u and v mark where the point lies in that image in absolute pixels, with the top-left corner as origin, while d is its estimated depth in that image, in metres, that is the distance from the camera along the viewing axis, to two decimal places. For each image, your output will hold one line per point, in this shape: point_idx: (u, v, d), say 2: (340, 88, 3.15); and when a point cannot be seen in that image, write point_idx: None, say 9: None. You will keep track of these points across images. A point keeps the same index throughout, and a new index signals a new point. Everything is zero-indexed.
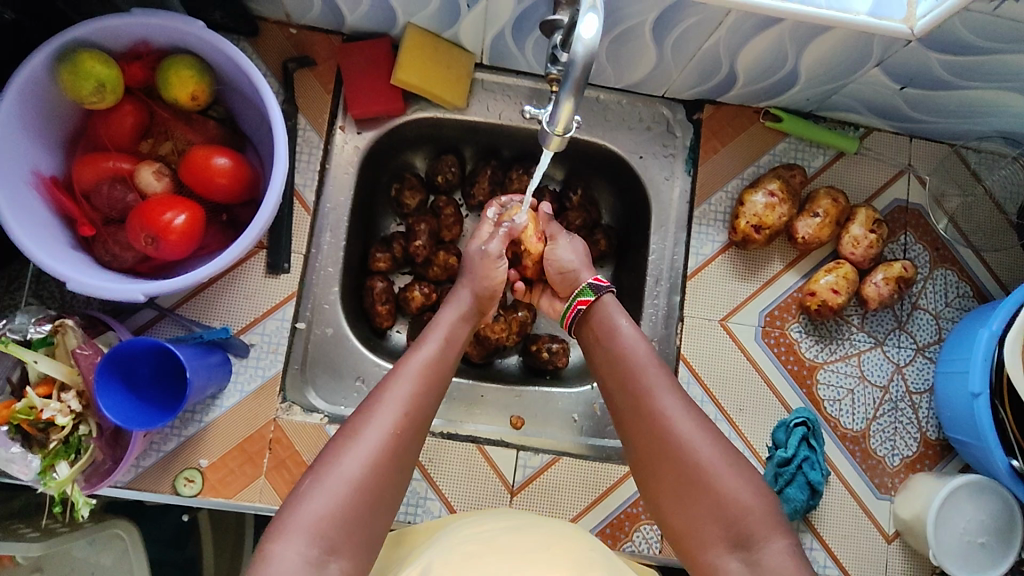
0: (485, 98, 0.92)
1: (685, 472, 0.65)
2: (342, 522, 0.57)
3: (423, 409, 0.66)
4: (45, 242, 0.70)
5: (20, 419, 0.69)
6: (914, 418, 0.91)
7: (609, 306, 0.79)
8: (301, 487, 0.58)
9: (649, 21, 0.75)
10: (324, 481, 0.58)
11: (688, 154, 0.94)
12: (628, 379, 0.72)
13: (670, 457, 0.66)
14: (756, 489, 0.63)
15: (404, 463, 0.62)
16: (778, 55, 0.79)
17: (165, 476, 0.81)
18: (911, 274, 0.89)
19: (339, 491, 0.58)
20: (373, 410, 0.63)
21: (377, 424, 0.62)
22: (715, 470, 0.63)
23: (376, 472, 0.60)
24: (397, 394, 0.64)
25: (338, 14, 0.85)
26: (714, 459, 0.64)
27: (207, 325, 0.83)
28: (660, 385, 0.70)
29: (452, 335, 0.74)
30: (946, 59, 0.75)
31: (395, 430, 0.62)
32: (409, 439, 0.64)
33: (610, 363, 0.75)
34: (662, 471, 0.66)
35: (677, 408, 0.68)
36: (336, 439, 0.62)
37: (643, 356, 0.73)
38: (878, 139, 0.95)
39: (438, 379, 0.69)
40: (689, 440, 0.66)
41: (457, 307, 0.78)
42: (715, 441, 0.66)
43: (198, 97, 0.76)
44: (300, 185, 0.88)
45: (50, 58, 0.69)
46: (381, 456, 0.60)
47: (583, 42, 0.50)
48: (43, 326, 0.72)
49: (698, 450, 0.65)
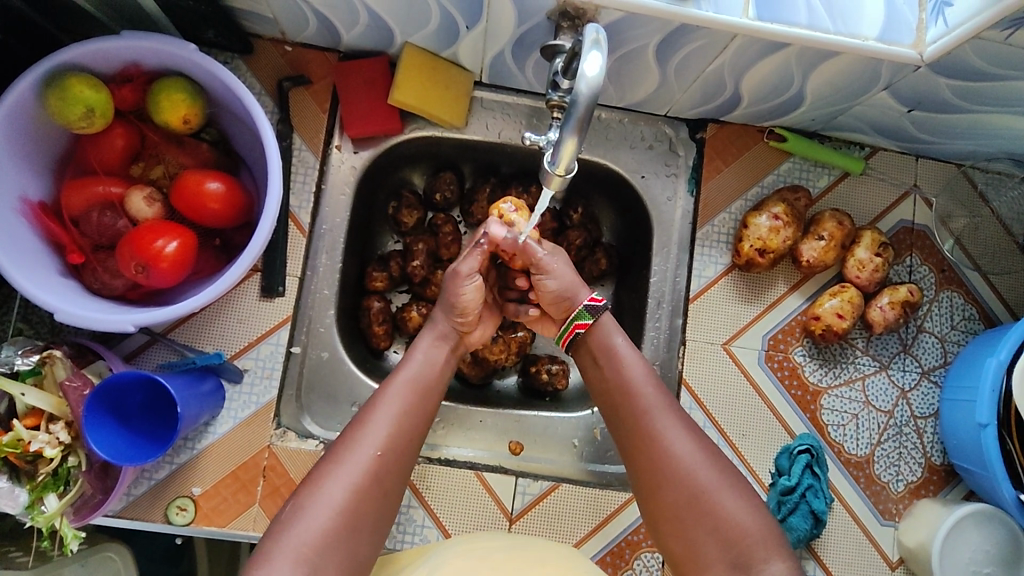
0: (484, 116, 0.91)
1: (685, 493, 0.65)
2: (328, 544, 0.58)
3: (412, 426, 0.66)
4: (33, 271, 0.68)
5: (8, 453, 0.68)
6: (919, 443, 0.90)
7: (605, 327, 0.76)
8: (283, 514, 0.59)
9: (653, 44, 0.74)
10: (308, 508, 0.59)
11: (691, 174, 0.92)
12: (627, 398, 0.71)
13: (671, 477, 0.66)
14: (756, 512, 0.63)
15: (390, 483, 0.63)
16: (784, 78, 0.78)
17: (156, 505, 0.79)
18: (916, 298, 0.87)
19: (322, 516, 0.58)
20: (359, 431, 0.63)
21: (361, 445, 0.62)
22: (714, 494, 0.64)
23: (359, 495, 0.60)
24: (383, 415, 0.65)
25: (334, 33, 0.83)
26: (714, 484, 0.64)
27: (200, 350, 0.81)
28: (659, 404, 0.69)
29: (435, 349, 0.74)
30: (955, 84, 0.73)
31: (379, 451, 0.63)
32: (396, 458, 0.64)
33: (606, 385, 0.73)
34: (661, 491, 0.66)
35: (677, 428, 0.68)
36: (321, 464, 0.62)
37: (639, 378, 0.72)
38: (883, 159, 0.94)
39: (426, 395, 0.69)
40: (689, 462, 0.66)
41: (435, 327, 0.76)
42: (714, 463, 0.66)
43: (191, 120, 0.74)
44: (296, 207, 0.86)
45: (37, 83, 0.67)
46: (366, 476, 0.61)
47: (587, 80, 0.49)
48: (31, 356, 0.70)
49: (697, 475, 0.65)
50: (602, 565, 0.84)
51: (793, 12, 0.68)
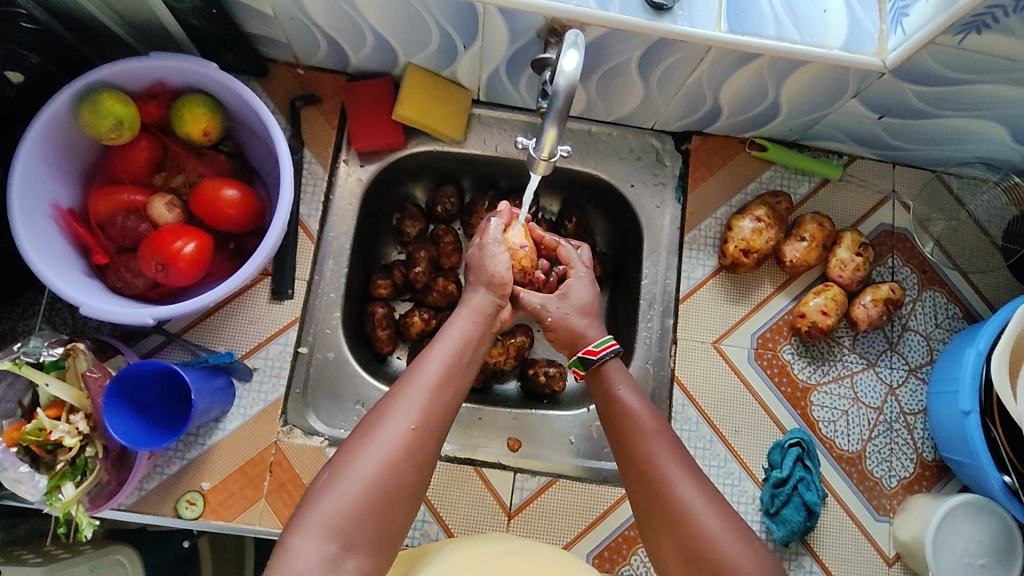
0: (482, 132, 0.97)
1: (686, 536, 0.63)
2: (359, 518, 0.58)
3: (445, 404, 0.66)
4: (61, 268, 0.74)
5: (29, 440, 0.71)
6: (910, 439, 0.91)
7: (608, 375, 0.77)
8: (317, 485, 0.60)
9: (635, 58, 0.80)
10: (340, 479, 0.60)
11: (677, 183, 0.97)
12: (635, 443, 0.70)
13: (673, 523, 0.64)
14: (758, 558, 0.60)
15: (424, 459, 0.63)
16: (759, 89, 0.84)
17: (167, 499, 0.82)
18: (899, 296, 0.91)
19: (353, 492, 0.59)
20: (392, 409, 0.64)
21: (395, 421, 0.63)
22: (714, 539, 0.61)
23: (392, 467, 0.61)
24: (416, 393, 0.65)
25: (343, 56, 0.90)
26: (715, 527, 0.62)
27: (212, 349, 0.86)
28: (660, 450, 0.68)
29: (468, 331, 0.74)
30: (919, 90, 0.79)
31: (415, 426, 0.63)
32: (430, 437, 0.64)
33: (616, 426, 0.73)
34: (666, 533, 0.64)
35: (683, 476, 0.66)
36: (352, 438, 0.63)
37: (646, 420, 0.71)
38: (861, 166, 0.99)
39: (460, 376, 0.69)
40: (691, 505, 0.64)
41: (470, 307, 0.77)
42: (718, 508, 0.64)
43: (210, 133, 0.81)
44: (304, 216, 0.92)
45: (72, 98, 0.74)
46: (400, 452, 0.61)
47: (565, 75, 0.54)
48: (55, 349, 0.74)
49: (698, 517, 0.62)
50: (599, 561, 0.85)
51: (763, 25, 0.74)
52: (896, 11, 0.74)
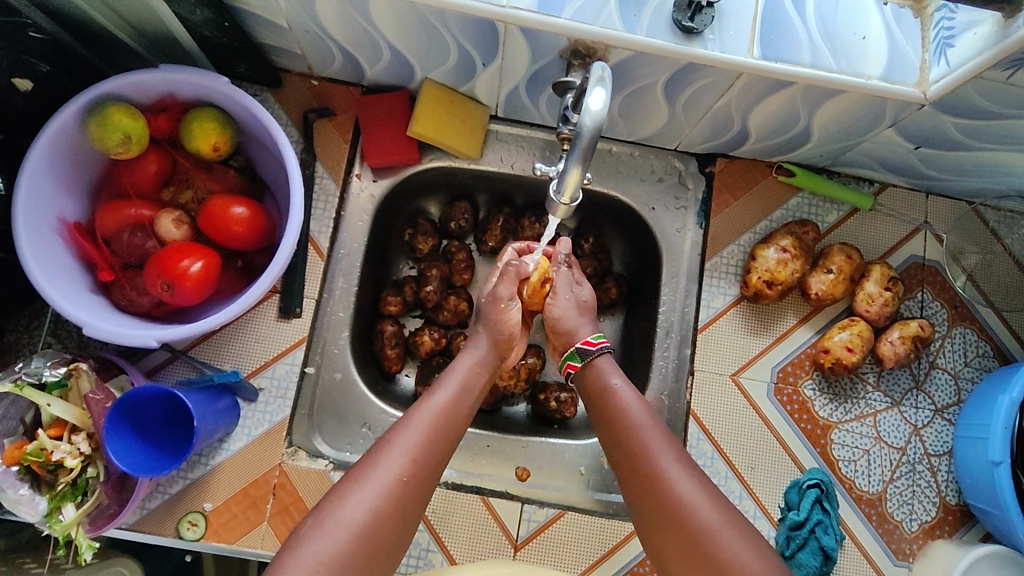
0: (499, 149, 0.94)
1: (687, 534, 0.62)
2: (340, 569, 0.57)
3: (434, 456, 0.66)
4: (65, 286, 0.72)
5: (30, 461, 0.70)
6: (933, 481, 0.88)
7: (600, 368, 0.77)
8: (300, 532, 0.59)
9: (661, 81, 0.77)
10: (324, 526, 0.59)
11: (700, 207, 0.94)
12: (631, 440, 0.69)
13: (672, 525, 0.63)
14: (763, 555, 0.60)
15: (409, 510, 0.63)
16: (791, 115, 0.80)
17: (169, 518, 0.80)
18: (928, 333, 0.87)
19: (339, 538, 0.58)
20: (381, 456, 0.63)
21: (384, 470, 0.62)
22: (716, 536, 0.61)
23: (377, 516, 0.60)
24: (406, 440, 0.65)
25: (359, 68, 0.87)
26: (717, 522, 0.62)
27: (218, 367, 0.84)
28: (660, 446, 0.68)
29: (467, 382, 0.73)
30: (960, 122, 0.75)
31: (402, 476, 0.63)
32: (418, 486, 0.64)
33: (608, 424, 0.73)
34: (667, 533, 0.64)
35: (682, 473, 0.66)
36: (341, 484, 0.63)
37: (640, 417, 0.71)
38: (892, 195, 0.95)
39: (451, 427, 0.69)
40: (691, 501, 0.64)
41: (474, 352, 0.77)
42: (715, 502, 0.64)
43: (220, 148, 0.79)
44: (315, 232, 0.89)
45: (80, 111, 0.72)
46: (385, 503, 0.61)
47: (591, 114, 0.52)
48: (58, 368, 0.73)
49: (700, 514, 0.63)
50: None
51: (797, 51, 0.70)
52: (940, 41, 0.70)
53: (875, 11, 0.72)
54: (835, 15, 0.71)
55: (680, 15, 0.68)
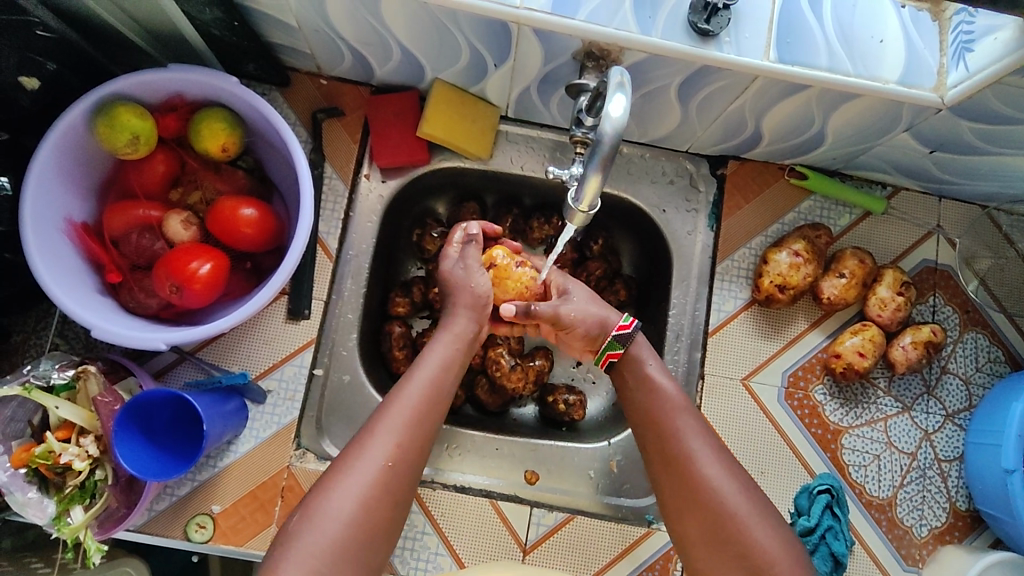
0: (509, 149, 0.93)
1: (712, 516, 0.64)
2: (338, 557, 0.58)
3: (421, 439, 0.66)
4: (73, 288, 0.72)
5: (39, 464, 0.69)
6: (944, 487, 0.88)
7: (640, 348, 0.76)
8: (290, 524, 0.60)
9: (675, 84, 0.76)
10: (313, 518, 0.59)
11: (711, 210, 0.93)
12: (662, 422, 0.70)
13: (696, 506, 0.65)
14: (784, 540, 0.63)
15: (399, 495, 0.63)
16: (805, 118, 0.79)
17: (177, 521, 0.80)
18: (940, 338, 0.87)
19: (332, 528, 0.59)
20: (366, 445, 0.63)
21: (369, 458, 0.62)
22: (745, 522, 0.63)
23: (367, 505, 0.61)
24: (389, 425, 0.64)
25: (368, 68, 0.86)
26: (743, 507, 0.64)
27: (226, 369, 0.83)
28: (690, 427, 0.69)
29: (447, 359, 0.71)
30: (977, 127, 0.74)
31: (388, 463, 0.63)
32: (406, 471, 0.64)
33: (639, 404, 0.73)
34: (689, 514, 0.66)
35: (711, 457, 0.67)
36: (328, 474, 0.63)
37: (673, 399, 0.71)
38: (905, 199, 0.94)
39: (437, 408, 0.68)
40: (719, 484, 0.65)
41: (452, 328, 0.74)
42: (742, 487, 0.66)
43: (229, 149, 0.78)
44: (324, 233, 0.89)
45: (88, 111, 0.71)
46: (372, 491, 0.61)
47: (612, 121, 0.51)
48: (66, 371, 0.73)
49: (727, 497, 0.65)
50: None
51: (814, 54, 0.69)
52: (959, 45, 0.69)
53: (893, 14, 0.71)
54: (852, 17, 0.70)
55: (696, 18, 0.67)
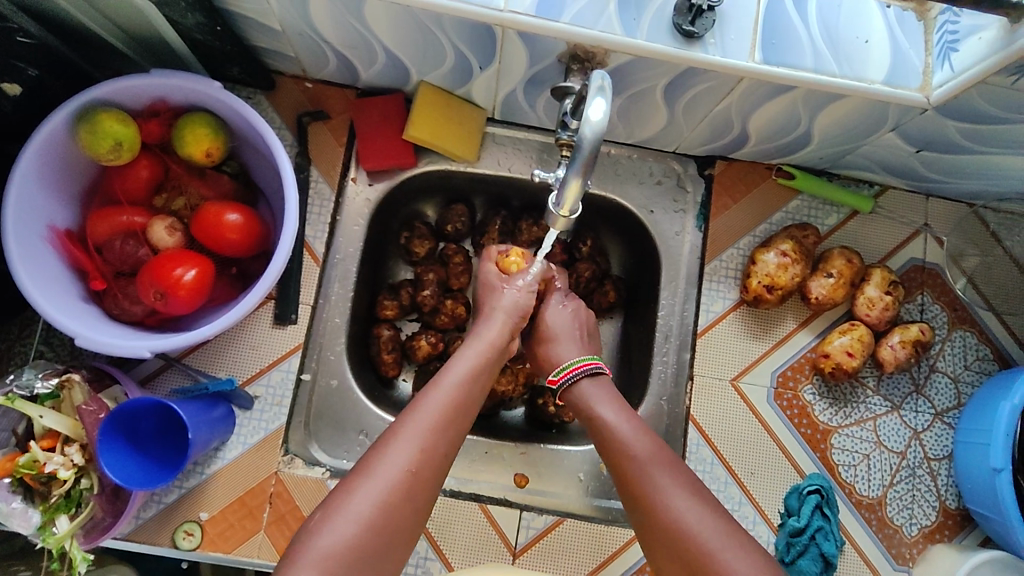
0: (496, 152, 0.93)
1: (687, 553, 0.61)
2: (350, 561, 0.57)
3: (445, 446, 0.65)
4: (57, 296, 0.71)
5: (23, 474, 0.69)
6: (933, 485, 0.88)
7: (585, 390, 0.76)
8: (310, 524, 0.59)
9: (660, 85, 0.76)
10: (334, 519, 0.58)
11: (699, 210, 0.93)
12: (623, 461, 0.69)
13: (670, 538, 0.62)
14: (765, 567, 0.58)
15: (420, 501, 0.62)
16: (792, 118, 0.79)
17: (164, 529, 0.80)
18: (928, 337, 0.87)
19: (347, 530, 0.57)
20: (389, 447, 0.62)
21: (393, 460, 0.61)
22: (714, 554, 0.59)
23: (387, 510, 0.59)
24: (414, 429, 0.63)
25: (353, 71, 0.86)
26: (714, 540, 0.60)
27: (213, 375, 0.83)
28: (654, 462, 0.67)
29: (477, 367, 0.71)
30: (963, 126, 0.74)
31: (411, 468, 0.61)
32: (429, 476, 0.63)
33: (604, 448, 0.72)
34: (666, 550, 0.62)
35: (678, 492, 0.64)
36: (350, 476, 0.61)
37: (631, 437, 0.70)
38: (892, 198, 0.94)
39: (463, 415, 0.68)
40: (688, 520, 0.62)
41: (484, 337, 0.75)
42: (713, 519, 0.62)
43: (213, 154, 0.78)
44: (310, 237, 0.88)
45: (69, 117, 0.71)
46: (393, 494, 0.60)
47: (591, 125, 0.51)
48: (50, 380, 0.72)
49: (698, 532, 0.61)
50: None
51: (799, 55, 0.69)
52: (944, 45, 0.69)
53: (878, 13, 0.71)
54: (837, 18, 0.70)
55: (680, 19, 0.67)
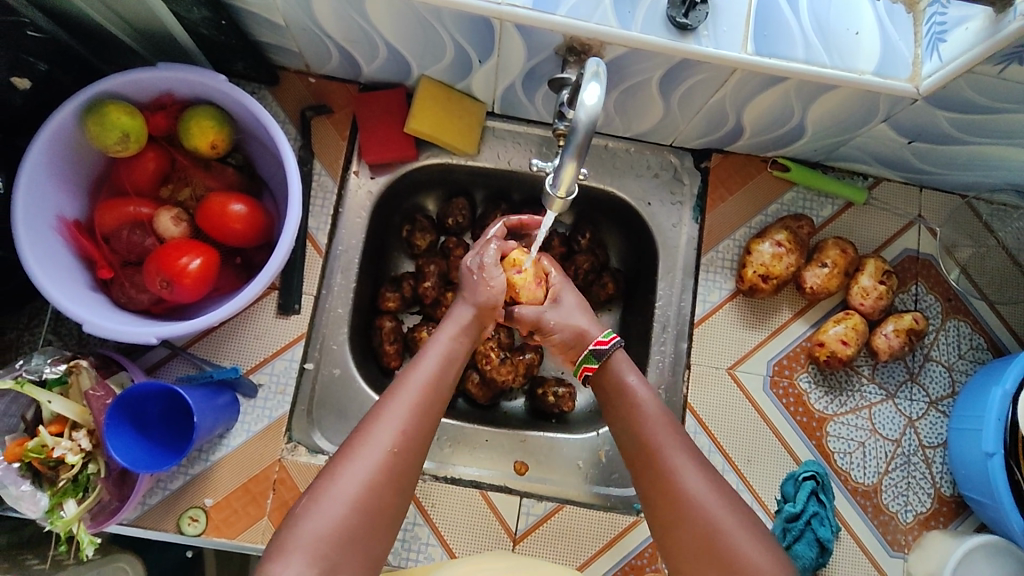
0: (496, 145, 0.95)
1: (701, 534, 0.63)
2: (339, 541, 0.59)
3: (425, 426, 0.66)
4: (65, 283, 0.73)
5: (32, 458, 0.70)
6: (928, 472, 0.89)
7: (618, 365, 0.76)
8: (297, 509, 0.60)
9: (656, 78, 0.77)
10: (319, 503, 0.59)
11: (696, 202, 0.94)
12: (646, 440, 0.70)
13: (683, 519, 0.64)
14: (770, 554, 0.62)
15: (403, 480, 0.63)
16: (785, 110, 0.80)
17: (169, 514, 0.81)
18: (922, 326, 0.88)
19: (334, 513, 0.59)
20: (371, 431, 0.63)
21: (375, 444, 0.62)
22: (725, 531, 0.62)
23: (372, 491, 0.61)
24: (394, 413, 0.65)
25: (356, 66, 0.88)
26: (726, 519, 0.63)
27: (218, 364, 0.84)
28: (673, 442, 0.68)
29: (455, 348, 0.72)
30: (953, 116, 0.76)
31: (393, 450, 0.63)
32: (410, 457, 0.64)
33: (627, 423, 0.72)
34: (676, 530, 0.65)
35: (697, 475, 0.66)
36: (333, 461, 0.63)
37: (656, 416, 0.71)
38: (886, 190, 0.95)
39: (440, 393, 0.69)
40: (704, 500, 0.64)
41: (460, 318, 0.75)
42: (724, 500, 0.65)
43: (218, 146, 0.79)
44: (313, 229, 0.90)
45: (78, 109, 0.73)
46: (377, 476, 0.61)
47: (586, 109, 0.52)
48: (58, 365, 0.74)
49: (711, 511, 0.64)
50: None
51: (791, 47, 0.70)
52: (932, 36, 0.70)
53: (868, 6, 0.73)
54: (828, 11, 0.72)
55: (674, 12, 0.69)
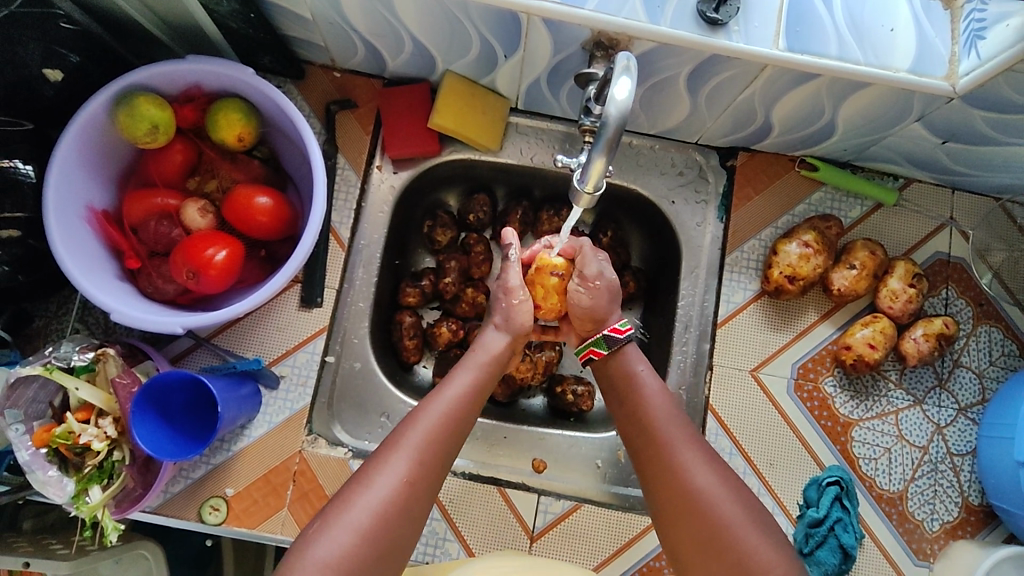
0: (519, 141, 0.94)
1: (706, 527, 0.62)
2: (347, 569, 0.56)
3: (444, 452, 0.65)
4: (93, 272, 0.74)
5: (59, 443, 0.72)
6: (956, 481, 0.87)
7: (629, 356, 0.76)
8: (307, 533, 0.58)
9: (683, 74, 0.76)
10: (331, 528, 0.58)
11: (721, 201, 0.93)
12: (654, 435, 0.69)
13: (689, 514, 0.64)
14: (780, 546, 0.61)
15: (417, 510, 0.62)
16: (814, 107, 0.79)
17: (191, 503, 0.82)
18: (953, 331, 0.86)
19: (342, 539, 0.57)
20: (386, 457, 0.62)
21: (391, 471, 0.61)
22: (736, 526, 0.61)
23: (382, 518, 0.59)
24: (413, 438, 0.63)
25: (381, 60, 0.88)
26: (735, 514, 0.62)
27: (241, 355, 0.85)
28: (680, 436, 0.68)
29: (479, 384, 0.71)
30: (990, 116, 0.73)
31: (407, 480, 0.61)
32: (424, 488, 0.63)
33: (633, 419, 0.72)
34: (680, 519, 0.64)
35: (704, 469, 0.65)
36: (346, 487, 0.62)
37: (662, 408, 0.71)
38: (917, 191, 0.93)
39: (462, 428, 0.68)
40: (710, 492, 0.64)
41: (487, 350, 0.74)
42: (733, 494, 0.64)
43: (244, 138, 0.80)
44: (336, 223, 0.90)
45: (109, 101, 0.73)
46: (390, 506, 0.60)
47: (617, 103, 0.52)
48: (86, 354, 0.75)
49: (719, 503, 0.63)
50: None
51: (824, 44, 0.69)
52: (971, 33, 0.69)
53: (902, 3, 0.71)
54: (862, 8, 0.70)
55: (704, 7, 0.68)
